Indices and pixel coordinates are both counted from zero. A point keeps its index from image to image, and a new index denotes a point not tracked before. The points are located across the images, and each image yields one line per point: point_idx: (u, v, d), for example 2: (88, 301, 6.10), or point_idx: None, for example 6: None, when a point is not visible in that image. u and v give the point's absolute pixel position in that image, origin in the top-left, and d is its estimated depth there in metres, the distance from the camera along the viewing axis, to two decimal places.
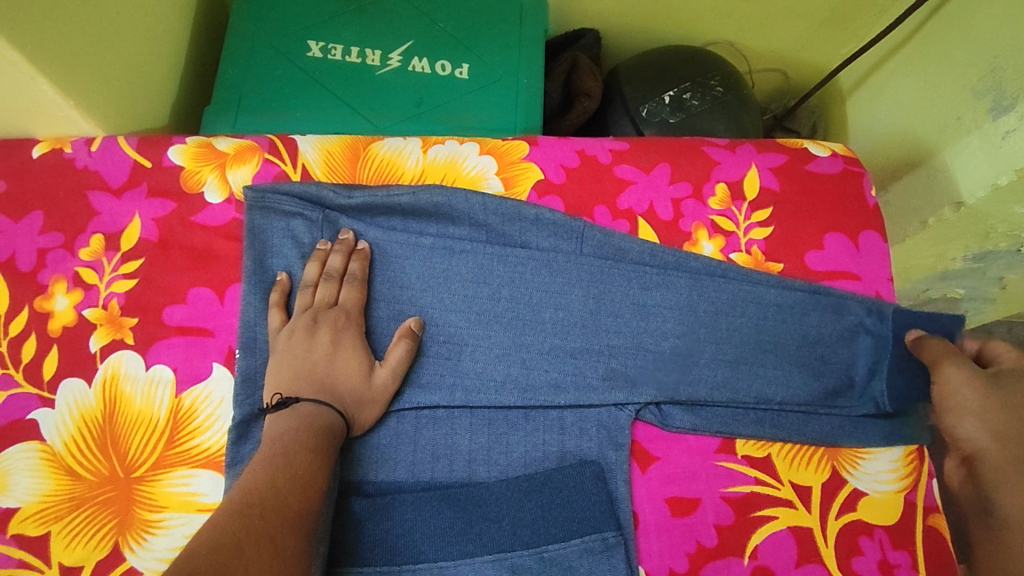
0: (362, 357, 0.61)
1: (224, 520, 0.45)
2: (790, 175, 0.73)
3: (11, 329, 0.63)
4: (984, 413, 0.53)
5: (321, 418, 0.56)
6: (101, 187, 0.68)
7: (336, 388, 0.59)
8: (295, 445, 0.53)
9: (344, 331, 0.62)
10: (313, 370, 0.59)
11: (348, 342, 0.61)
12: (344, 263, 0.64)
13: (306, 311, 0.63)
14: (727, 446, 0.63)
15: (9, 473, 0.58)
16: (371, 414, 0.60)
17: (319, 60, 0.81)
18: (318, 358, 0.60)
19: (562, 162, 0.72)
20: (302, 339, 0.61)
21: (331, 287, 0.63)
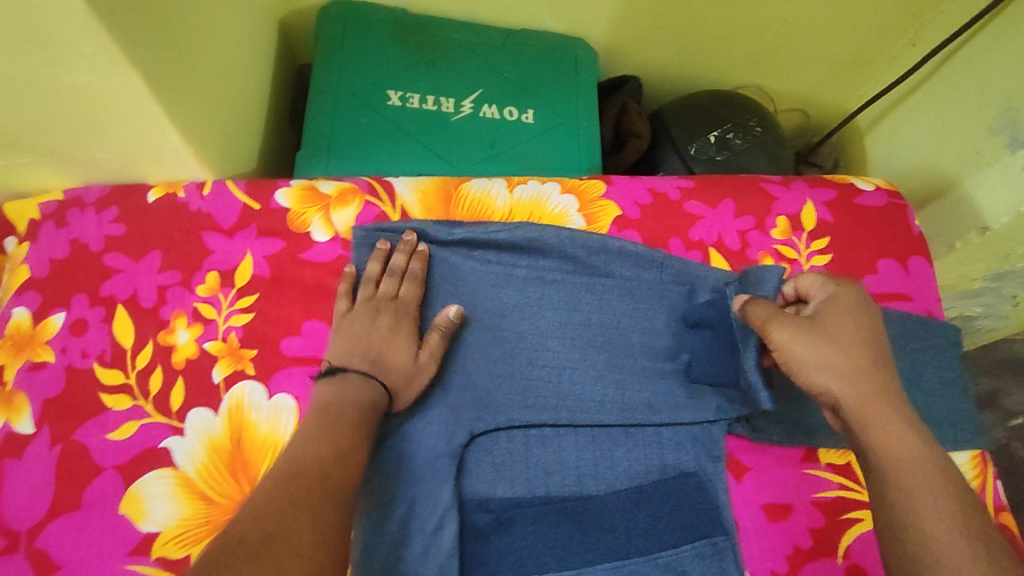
0: (409, 343, 0.65)
1: (272, 488, 0.47)
2: (842, 208, 0.80)
3: (138, 362, 0.67)
4: (823, 355, 0.55)
5: (369, 391, 0.60)
6: (213, 228, 0.72)
7: (387, 366, 0.63)
8: (345, 407, 0.57)
9: (402, 320, 0.66)
10: (370, 349, 0.63)
11: (401, 329, 0.66)
12: (406, 262, 0.69)
13: (369, 301, 0.67)
14: (811, 455, 0.69)
15: (146, 498, 0.61)
16: (410, 390, 0.63)
17: (399, 108, 0.87)
18: (376, 339, 0.64)
19: (637, 201, 0.78)
20: (364, 320, 0.65)
21: (393, 282, 0.68)
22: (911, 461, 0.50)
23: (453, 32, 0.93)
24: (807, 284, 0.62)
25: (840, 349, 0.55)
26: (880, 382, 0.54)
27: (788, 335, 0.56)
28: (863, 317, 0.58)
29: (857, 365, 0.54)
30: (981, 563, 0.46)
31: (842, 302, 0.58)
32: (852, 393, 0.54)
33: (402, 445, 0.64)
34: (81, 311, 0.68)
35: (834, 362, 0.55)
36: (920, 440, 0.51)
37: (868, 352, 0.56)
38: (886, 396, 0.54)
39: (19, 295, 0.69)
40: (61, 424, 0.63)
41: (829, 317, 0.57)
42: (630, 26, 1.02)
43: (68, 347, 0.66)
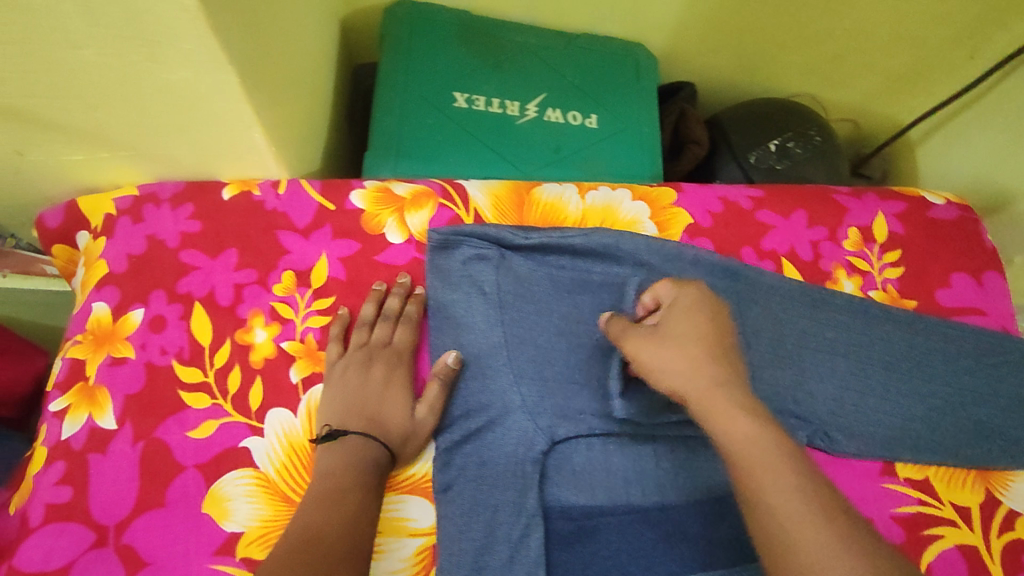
0: (403, 395, 0.67)
1: (287, 556, 0.50)
2: (913, 221, 0.79)
3: (216, 361, 0.66)
4: (669, 359, 0.52)
5: (363, 452, 0.61)
6: (289, 228, 0.72)
7: (379, 423, 0.64)
8: (347, 470, 0.60)
9: (394, 371, 0.68)
10: (365, 405, 0.65)
11: (395, 383, 0.67)
12: (401, 305, 0.71)
13: (361, 348, 0.68)
14: (889, 469, 0.68)
15: (229, 498, 0.61)
16: (411, 445, 0.65)
17: (464, 110, 0.87)
18: (369, 394, 0.66)
19: (709, 209, 0.78)
20: (357, 372, 0.67)
21: (384, 328, 0.69)
22: (753, 450, 0.46)
23: (517, 35, 0.93)
24: (660, 291, 0.58)
25: (689, 341, 0.52)
26: (726, 376, 0.50)
27: (640, 343, 0.55)
28: (713, 313, 0.54)
29: (674, 371, 0.51)
30: (840, 545, 0.42)
31: (694, 307, 0.55)
32: (690, 386, 0.51)
33: (484, 450, 0.64)
34: (159, 308, 0.68)
35: (675, 364, 0.51)
36: (768, 427, 0.48)
37: (712, 347, 0.52)
38: (732, 388, 0.50)
39: (97, 290, 0.69)
40: (143, 420, 0.63)
41: (676, 318, 0.54)
42: (690, 33, 1.02)
43: (147, 344, 0.66)
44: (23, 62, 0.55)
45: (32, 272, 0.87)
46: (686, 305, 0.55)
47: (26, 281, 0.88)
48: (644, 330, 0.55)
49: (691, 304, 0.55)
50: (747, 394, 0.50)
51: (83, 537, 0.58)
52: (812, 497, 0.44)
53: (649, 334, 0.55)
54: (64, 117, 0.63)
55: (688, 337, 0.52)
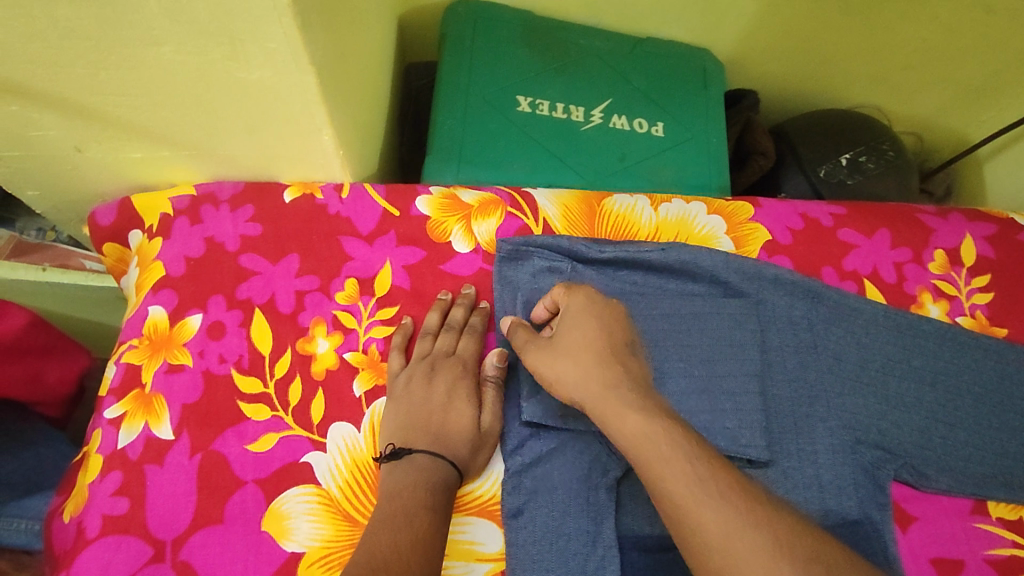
0: (469, 408, 0.62)
1: None
2: (1002, 245, 0.76)
3: (276, 371, 0.64)
4: (563, 371, 0.56)
5: (431, 471, 0.57)
6: (352, 233, 0.70)
7: (444, 439, 0.60)
8: (417, 490, 0.56)
9: (459, 382, 0.64)
10: (429, 420, 0.61)
11: (460, 393, 0.63)
12: (466, 316, 0.67)
13: (424, 359, 0.65)
14: (981, 508, 0.64)
15: (290, 516, 0.58)
16: (478, 462, 0.61)
17: (528, 115, 0.84)
18: (433, 408, 0.62)
19: (788, 225, 0.74)
20: (420, 385, 0.63)
21: (446, 337, 0.66)
22: (646, 442, 0.48)
23: (582, 38, 0.90)
24: (558, 297, 0.62)
25: (581, 347, 0.57)
26: (612, 378, 0.54)
27: (534, 358, 0.59)
28: (605, 323, 0.59)
29: (589, 377, 0.54)
30: (746, 523, 0.43)
31: (585, 313, 0.59)
32: (586, 391, 0.54)
33: (554, 474, 0.60)
34: (218, 314, 0.65)
35: (571, 377, 0.55)
36: (654, 420, 0.50)
37: (600, 353, 0.56)
38: (613, 391, 0.53)
39: (153, 293, 0.67)
40: (201, 431, 0.61)
41: (567, 328, 0.58)
42: (758, 39, 0.98)
43: (205, 351, 0.64)
44: (99, 55, 0.53)
45: (70, 265, 0.89)
46: (586, 314, 0.59)
47: (65, 275, 0.86)
48: (536, 342, 0.60)
49: (586, 308, 0.60)
50: (641, 392, 0.53)
51: (141, 552, 0.56)
52: (714, 475, 0.46)
53: (541, 345, 0.59)
54: (130, 113, 0.61)
55: (575, 348, 0.57)
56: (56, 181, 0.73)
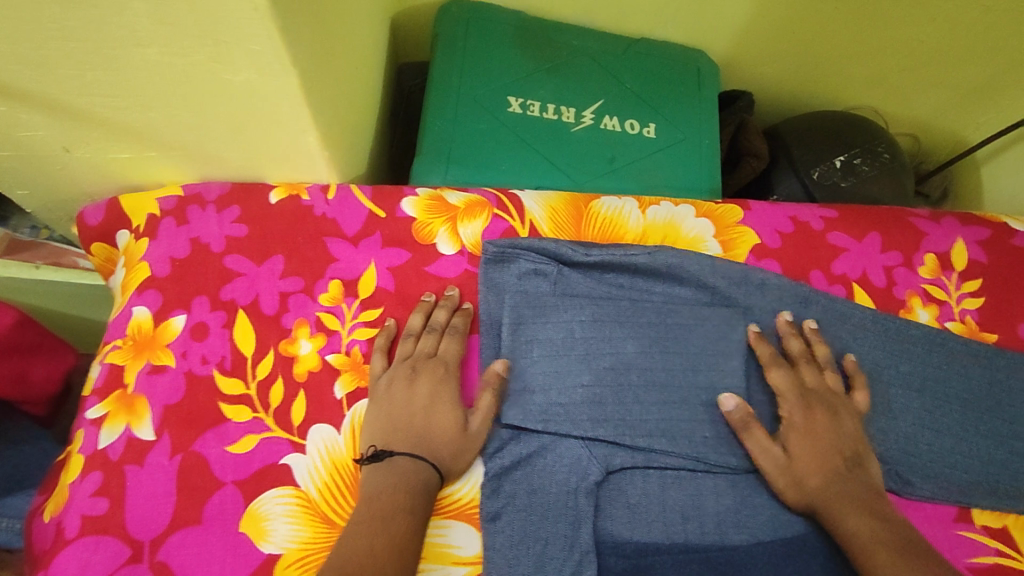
0: (453, 409, 0.61)
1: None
2: (995, 249, 0.75)
3: (258, 373, 0.64)
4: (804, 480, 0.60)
5: (407, 475, 0.56)
6: (337, 234, 0.70)
7: (424, 443, 0.59)
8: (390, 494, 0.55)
9: (441, 383, 0.62)
10: (410, 422, 0.60)
11: (441, 395, 0.61)
12: (448, 318, 0.66)
13: (406, 360, 0.63)
14: (965, 515, 0.63)
15: (267, 518, 0.58)
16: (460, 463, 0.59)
17: (519, 116, 0.84)
18: (415, 410, 0.60)
19: (777, 228, 0.74)
20: (402, 388, 0.61)
21: (430, 339, 0.65)
22: (883, 543, 0.55)
23: (575, 39, 0.89)
24: (778, 380, 0.64)
25: (814, 461, 0.60)
26: (856, 481, 0.59)
27: (767, 466, 0.61)
28: (830, 428, 0.61)
29: (826, 469, 0.60)
30: None
31: (811, 425, 0.61)
32: (825, 501, 0.58)
33: (535, 477, 0.60)
34: (201, 315, 0.66)
35: (811, 488, 0.59)
36: (878, 522, 0.56)
37: (840, 452, 0.61)
38: (857, 497, 0.58)
39: (138, 294, 0.67)
40: (182, 432, 0.61)
41: (796, 438, 0.61)
42: (754, 40, 0.97)
43: (188, 352, 0.64)
44: (83, 57, 0.52)
45: (63, 263, 0.88)
46: (844, 411, 0.63)
47: (58, 273, 0.87)
48: (772, 458, 0.60)
49: (810, 416, 0.62)
50: (864, 488, 0.59)
51: (118, 553, 0.56)
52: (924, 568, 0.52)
53: (779, 461, 0.60)
54: (116, 115, 0.60)
55: (822, 446, 0.61)
56: (44, 180, 0.73)
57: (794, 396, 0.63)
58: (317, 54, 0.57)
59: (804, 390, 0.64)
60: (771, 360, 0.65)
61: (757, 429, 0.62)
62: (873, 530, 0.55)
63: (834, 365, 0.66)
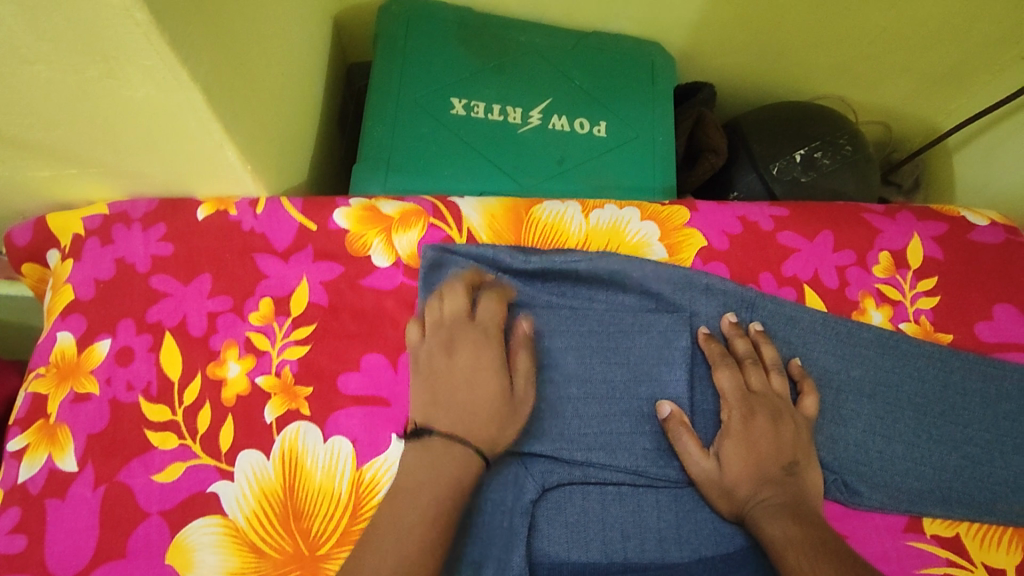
0: (497, 375, 0.58)
1: None
2: (952, 245, 0.72)
3: (185, 398, 0.62)
4: (731, 485, 0.58)
5: (457, 454, 0.54)
6: (267, 250, 0.68)
7: (472, 419, 0.56)
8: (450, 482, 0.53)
9: (483, 348, 0.59)
10: (457, 391, 0.57)
11: (474, 356, 0.59)
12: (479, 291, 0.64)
13: (440, 328, 0.61)
14: (915, 525, 0.61)
15: (194, 548, 0.57)
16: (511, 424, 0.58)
17: (462, 118, 0.81)
18: (457, 384, 0.57)
19: (725, 229, 0.72)
20: (440, 359, 0.59)
21: (496, 312, 0.62)
22: (799, 548, 0.51)
23: (521, 35, 0.86)
24: (723, 381, 0.62)
25: (745, 469, 0.58)
26: (790, 490, 0.57)
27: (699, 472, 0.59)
28: (765, 434, 0.59)
29: (761, 478, 0.58)
30: None
31: (748, 430, 0.59)
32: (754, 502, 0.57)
33: None
34: (127, 338, 0.64)
35: (740, 492, 0.58)
36: (804, 528, 0.53)
37: (778, 460, 0.58)
38: (790, 504, 0.55)
39: (63, 318, 0.65)
40: (105, 462, 0.59)
41: (730, 444, 0.59)
42: (710, 30, 0.94)
43: (113, 378, 0.62)
44: None
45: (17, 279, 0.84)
46: (788, 415, 0.61)
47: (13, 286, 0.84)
48: (702, 466, 0.59)
49: (750, 422, 0.60)
50: (793, 498, 0.56)
51: None
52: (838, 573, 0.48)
53: (710, 471, 0.58)
54: (24, 133, 0.58)
55: (757, 453, 0.59)
56: None
57: (734, 399, 0.61)
58: (222, 65, 0.55)
59: (747, 391, 0.62)
60: (722, 356, 0.63)
61: (687, 437, 0.60)
62: (790, 531, 0.53)
63: (782, 368, 0.64)
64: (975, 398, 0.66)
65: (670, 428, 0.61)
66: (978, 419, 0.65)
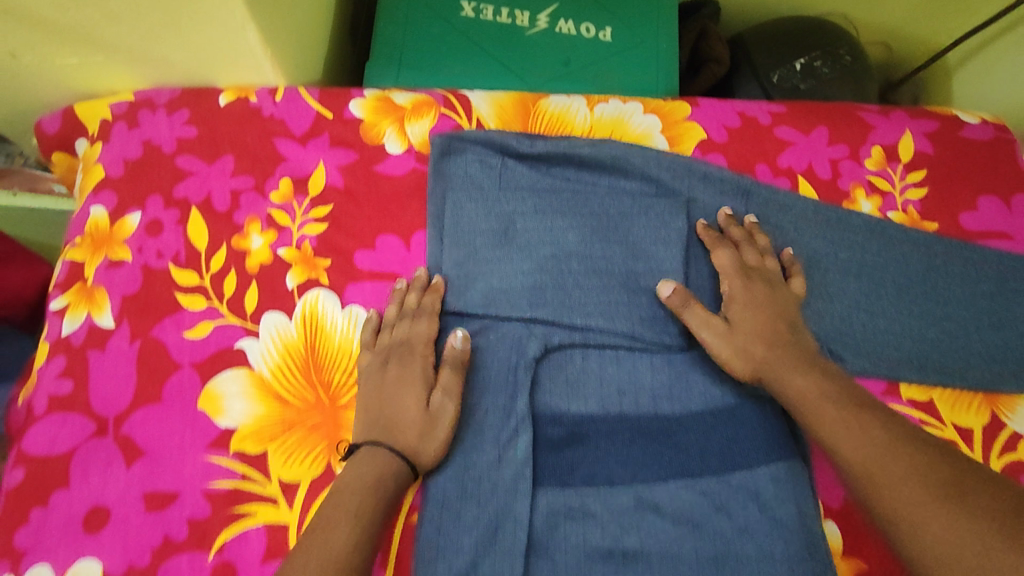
0: (419, 389, 0.59)
1: None
2: (943, 140, 0.75)
3: (212, 266, 0.66)
4: (745, 350, 0.62)
5: (373, 466, 0.55)
6: (286, 135, 0.71)
7: (397, 429, 0.58)
8: (356, 487, 0.54)
9: (412, 366, 0.61)
10: (380, 408, 0.59)
11: (410, 373, 0.60)
12: (420, 300, 0.64)
13: (380, 352, 0.63)
14: (893, 389, 0.66)
15: (223, 396, 0.62)
16: (429, 442, 0.57)
17: (473, 20, 0.84)
18: (384, 398, 0.59)
19: (724, 123, 0.75)
20: (374, 379, 0.61)
21: (422, 322, 0.63)
22: (817, 402, 0.57)
23: None
24: (722, 258, 0.66)
25: (754, 330, 0.62)
26: (795, 345, 0.61)
27: (708, 336, 0.63)
28: (767, 300, 0.64)
29: (770, 337, 0.62)
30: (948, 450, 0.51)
31: (751, 295, 0.64)
32: (763, 367, 0.61)
33: (476, 353, 0.63)
34: (156, 212, 0.68)
35: (752, 352, 0.61)
36: (822, 381, 0.58)
37: (779, 320, 0.63)
38: (797, 357, 0.60)
39: (95, 194, 0.69)
40: (140, 321, 0.64)
41: (737, 311, 0.63)
42: None
43: (144, 247, 0.66)
44: None
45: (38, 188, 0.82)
46: (780, 288, 0.65)
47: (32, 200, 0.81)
48: (712, 328, 0.62)
49: (750, 289, 0.64)
50: (800, 350, 0.61)
51: (83, 427, 0.61)
52: (872, 424, 0.53)
53: (720, 330, 0.62)
54: (57, 13, 0.61)
55: (763, 317, 0.63)
56: None
57: (734, 272, 0.65)
58: None
59: (744, 267, 0.66)
60: (717, 240, 0.67)
61: (696, 307, 0.63)
62: (811, 386, 0.57)
63: (773, 255, 0.68)
64: (956, 279, 0.69)
65: (680, 298, 0.64)
66: (959, 298, 0.69)
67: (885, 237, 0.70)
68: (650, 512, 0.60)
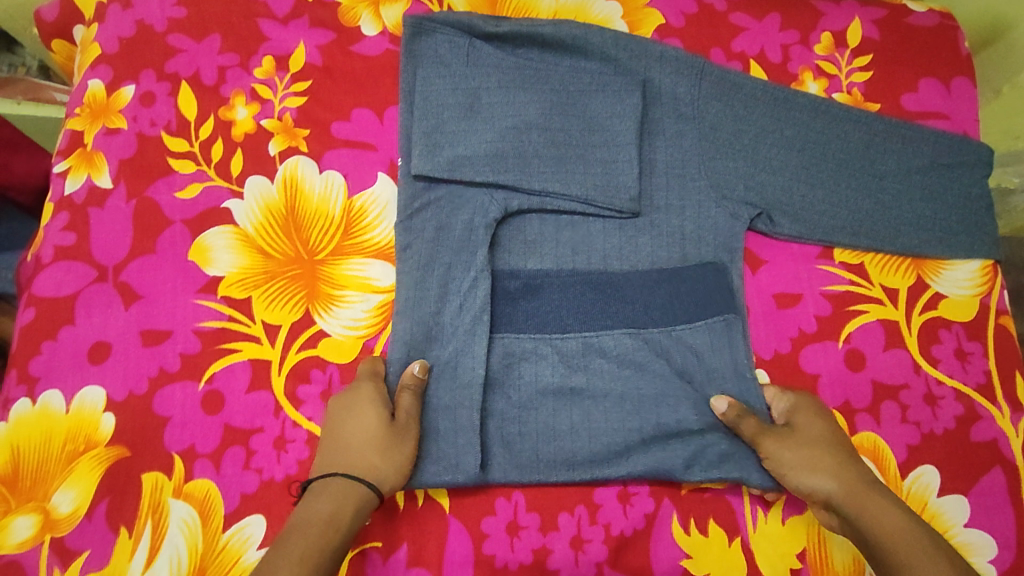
0: (377, 412, 0.60)
1: None
2: (889, 27, 0.79)
3: (201, 134, 0.72)
4: (816, 457, 0.60)
5: (344, 496, 0.55)
6: (269, 16, 0.76)
7: (355, 457, 0.58)
8: (322, 514, 0.53)
9: (368, 395, 0.61)
10: (340, 437, 0.59)
11: (367, 400, 0.61)
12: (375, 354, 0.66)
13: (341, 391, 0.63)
14: (827, 253, 0.73)
15: (212, 248, 0.68)
16: (393, 460, 0.59)
17: None
18: (347, 426, 0.59)
19: (683, 10, 0.79)
20: (336, 411, 0.61)
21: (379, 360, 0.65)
22: (905, 535, 0.55)
23: None
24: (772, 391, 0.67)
25: (821, 445, 0.61)
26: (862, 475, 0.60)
27: (769, 442, 0.62)
28: (832, 427, 0.64)
29: (841, 455, 0.61)
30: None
31: (814, 412, 0.64)
32: (832, 489, 0.59)
33: (441, 216, 0.69)
34: (149, 85, 0.73)
35: (817, 458, 0.60)
36: (905, 515, 0.57)
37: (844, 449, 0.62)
38: (870, 487, 0.59)
39: (92, 70, 0.74)
40: (135, 182, 0.70)
41: (804, 418, 0.64)
42: None
43: (138, 116, 0.72)
44: None
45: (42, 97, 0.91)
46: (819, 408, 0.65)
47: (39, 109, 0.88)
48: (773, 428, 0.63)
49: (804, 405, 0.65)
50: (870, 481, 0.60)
51: (87, 273, 0.67)
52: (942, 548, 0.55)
53: (779, 434, 0.62)
54: None
55: (831, 436, 0.62)
56: None
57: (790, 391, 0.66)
58: None
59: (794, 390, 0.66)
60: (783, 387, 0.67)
61: (750, 418, 0.63)
62: (894, 520, 0.56)
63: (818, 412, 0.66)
64: (894, 153, 0.74)
65: (734, 415, 0.63)
66: (897, 171, 0.74)
67: (829, 113, 0.75)
68: (596, 355, 0.67)
